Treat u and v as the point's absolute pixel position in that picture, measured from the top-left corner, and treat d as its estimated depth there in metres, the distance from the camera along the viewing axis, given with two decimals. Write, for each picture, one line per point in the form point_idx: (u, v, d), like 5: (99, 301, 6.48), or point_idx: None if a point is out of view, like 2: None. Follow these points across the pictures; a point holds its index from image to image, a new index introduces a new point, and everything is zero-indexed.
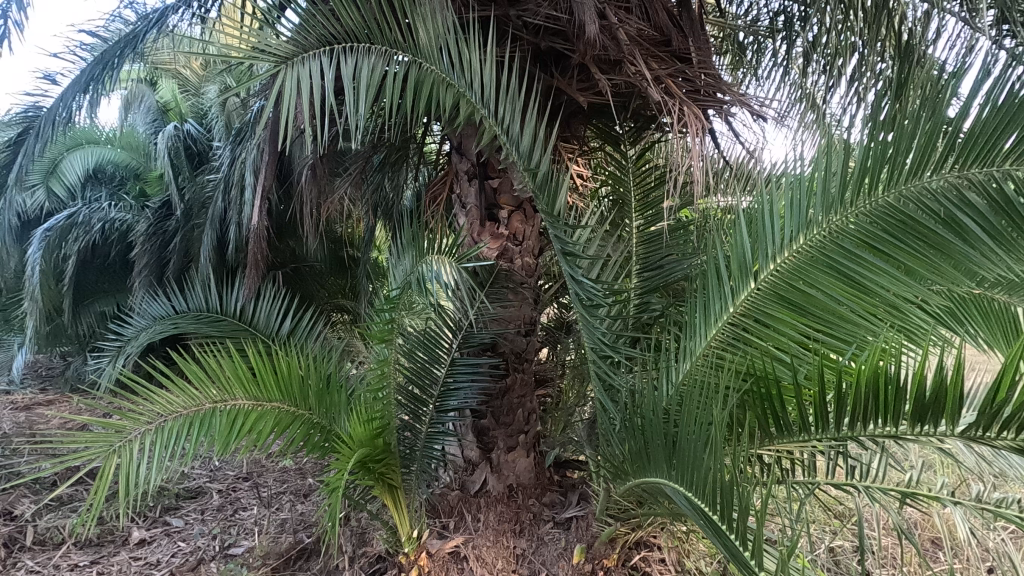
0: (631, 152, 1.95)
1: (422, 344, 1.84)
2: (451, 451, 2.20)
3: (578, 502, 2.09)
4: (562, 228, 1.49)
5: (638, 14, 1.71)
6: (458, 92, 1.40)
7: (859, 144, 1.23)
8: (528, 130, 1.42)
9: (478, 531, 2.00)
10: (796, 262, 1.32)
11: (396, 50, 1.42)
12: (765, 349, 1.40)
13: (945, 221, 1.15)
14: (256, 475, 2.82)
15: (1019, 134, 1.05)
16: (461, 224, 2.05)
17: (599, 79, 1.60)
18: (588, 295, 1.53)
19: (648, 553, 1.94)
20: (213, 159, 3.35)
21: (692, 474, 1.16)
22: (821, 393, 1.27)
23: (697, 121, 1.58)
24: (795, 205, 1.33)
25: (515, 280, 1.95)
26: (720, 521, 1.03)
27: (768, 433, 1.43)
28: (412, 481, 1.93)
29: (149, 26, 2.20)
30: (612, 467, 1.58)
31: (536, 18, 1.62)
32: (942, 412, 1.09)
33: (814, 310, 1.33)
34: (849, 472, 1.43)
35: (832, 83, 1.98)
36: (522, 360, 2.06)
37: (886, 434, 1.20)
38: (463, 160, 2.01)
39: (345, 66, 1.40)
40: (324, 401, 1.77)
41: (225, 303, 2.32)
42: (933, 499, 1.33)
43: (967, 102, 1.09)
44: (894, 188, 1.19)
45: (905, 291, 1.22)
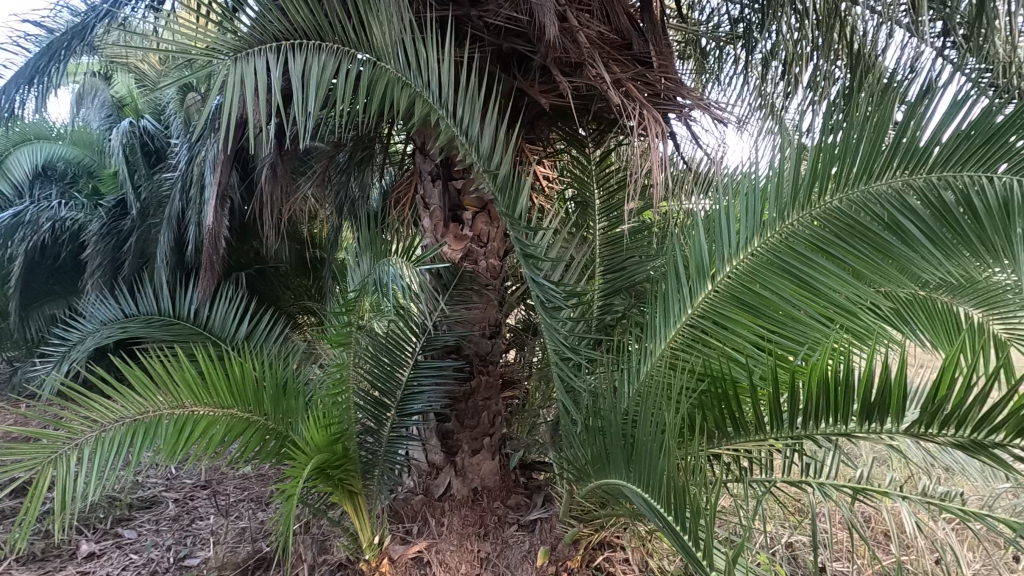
0: (594, 155, 1.97)
1: (385, 348, 1.82)
2: (415, 455, 2.17)
3: (543, 503, 2.08)
4: (523, 231, 1.48)
5: (599, 18, 1.73)
6: (415, 92, 1.38)
7: (810, 148, 1.25)
8: (488, 131, 1.41)
9: (442, 535, 1.99)
10: (750, 265, 1.34)
11: (349, 49, 1.39)
12: (722, 351, 1.42)
13: (888, 226, 1.19)
14: (215, 482, 2.74)
15: (952, 135, 1.10)
16: (425, 225, 2.03)
17: (560, 81, 1.60)
18: (549, 299, 1.53)
19: (612, 553, 1.94)
20: (171, 157, 3.25)
21: (649, 476, 1.17)
22: (775, 393, 1.29)
23: (657, 125, 1.58)
24: (750, 209, 1.35)
25: (480, 282, 1.90)
26: (675, 522, 1.04)
27: (725, 433, 1.44)
28: (374, 487, 1.90)
29: (98, 18, 2.11)
30: (575, 469, 1.58)
31: (496, 19, 1.62)
32: (888, 410, 1.13)
33: (768, 311, 1.35)
34: (803, 469, 1.46)
35: (789, 91, 2.03)
36: (487, 362, 2.05)
37: (836, 433, 1.23)
38: (427, 160, 2.00)
39: (295, 64, 1.36)
40: (280, 406, 1.73)
41: (180, 306, 2.25)
42: (883, 494, 1.35)
43: (913, 105, 1.13)
44: (842, 193, 1.22)
45: (853, 293, 1.25)
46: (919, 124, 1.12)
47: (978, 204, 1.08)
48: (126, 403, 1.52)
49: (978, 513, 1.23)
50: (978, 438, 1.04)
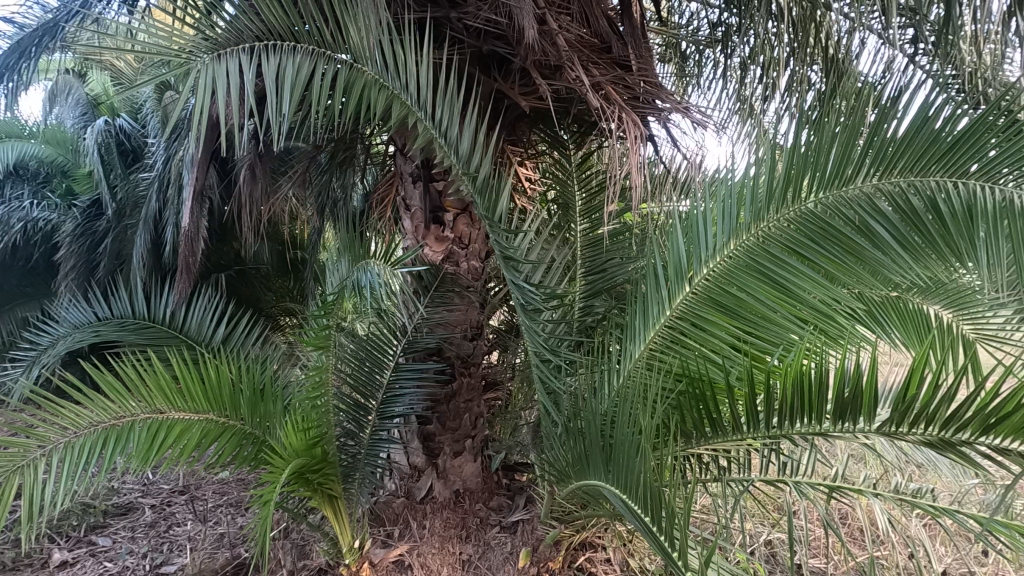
0: (575, 156, 1.97)
1: (365, 351, 1.81)
2: (397, 457, 2.16)
3: (525, 504, 2.09)
4: (503, 233, 1.48)
5: (579, 21, 1.73)
6: (392, 94, 1.37)
7: (785, 151, 1.27)
8: (467, 132, 1.41)
9: (423, 538, 1.98)
10: (727, 267, 1.36)
11: (325, 50, 1.38)
12: (700, 352, 1.43)
13: (859, 229, 1.21)
14: (193, 487, 2.70)
15: (919, 140, 1.13)
16: (406, 226, 2.03)
17: (539, 84, 1.60)
18: (528, 301, 1.54)
19: (593, 554, 1.95)
20: (147, 157, 3.19)
21: (626, 478, 1.17)
22: (751, 394, 1.31)
23: (636, 127, 1.59)
24: (726, 212, 1.37)
25: (461, 283, 1.91)
26: (652, 522, 1.05)
27: (703, 433, 1.46)
28: (353, 491, 1.89)
29: (69, 15, 2.07)
30: (556, 471, 1.59)
31: (476, 21, 1.62)
32: (860, 409, 1.15)
33: (744, 313, 1.37)
34: (780, 468, 1.48)
35: (767, 94, 2.05)
36: (468, 364, 2.04)
37: (811, 432, 1.25)
38: (407, 161, 2.00)
39: (269, 65, 1.35)
40: (257, 410, 1.71)
41: (155, 309, 2.22)
42: (857, 492, 1.36)
43: (885, 111, 1.15)
44: (815, 197, 1.25)
45: (825, 295, 1.28)
46: (889, 128, 1.15)
47: (943, 207, 1.11)
48: (97, 409, 1.50)
49: (947, 509, 1.25)
50: (945, 435, 1.07)
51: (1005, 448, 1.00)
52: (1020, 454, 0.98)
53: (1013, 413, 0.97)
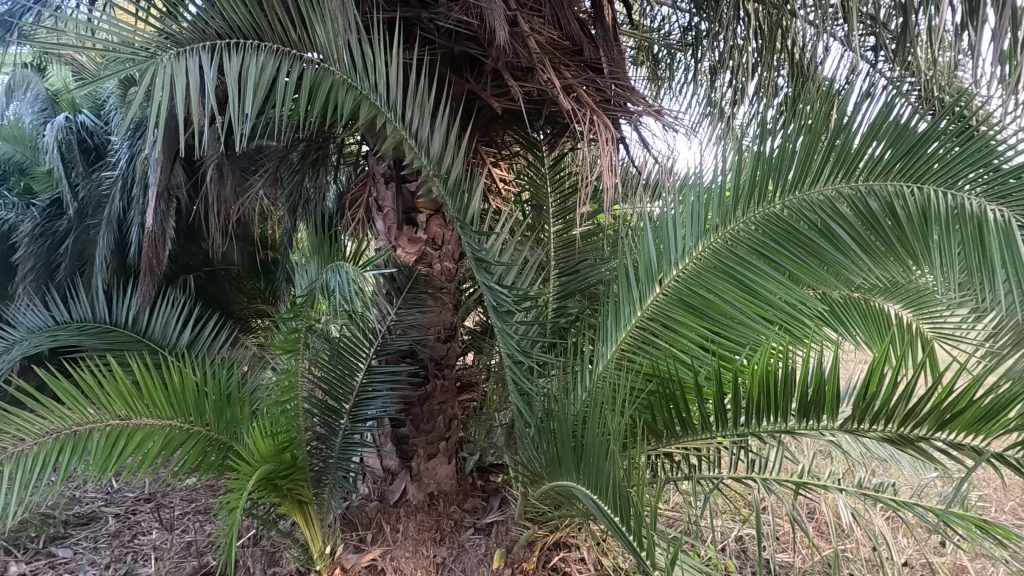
0: (547, 158, 1.97)
1: (337, 353, 1.80)
2: (370, 461, 2.15)
3: (500, 506, 2.07)
4: (475, 234, 1.48)
5: (551, 23, 1.73)
6: (361, 95, 1.37)
7: (751, 154, 1.30)
8: (438, 133, 1.41)
9: (397, 542, 1.97)
10: (695, 268, 1.38)
11: (289, 49, 1.36)
12: (669, 352, 1.45)
13: (821, 231, 1.24)
14: (160, 495, 2.63)
15: (881, 144, 1.16)
16: (379, 227, 2.01)
17: (511, 86, 1.60)
18: (499, 302, 1.55)
19: (567, 553, 1.95)
20: (110, 155, 3.09)
21: (596, 478, 1.18)
22: (719, 393, 1.33)
23: (607, 130, 1.60)
24: (694, 215, 1.39)
25: (434, 286, 1.90)
26: (622, 522, 1.06)
27: (674, 432, 1.48)
28: (325, 497, 1.89)
29: (24, 7, 1.99)
30: (529, 472, 1.59)
31: (447, 22, 1.61)
32: (824, 407, 1.19)
33: (712, 313, 1.39)
34: (748, 466, 1.50)
35: (736, 99, 2.09)
36: (442, 366, 2.02)
37: (777, 430, 1.27)
38: (380, 162, 1.98)
39: (232, 63, 1.32)
40: (223, 415, 1.67)
41: (116, 313, 2.17)
42: (821, 488, 1.39)
43: (850, 116, 1.17)
44: (780, 200, 1.27)
45: (790, 295, 1.30)
46: (851, 133, 1.17)
47: (900, 210, 1.14)
48: (54, 417, 1.45)
49: (907, 503, 1.29)
50: (903, 431, 1.10)
51: (958, 442, 1.04)
52: (973, 448, 1.03)
53: (966, 409, 1.01)
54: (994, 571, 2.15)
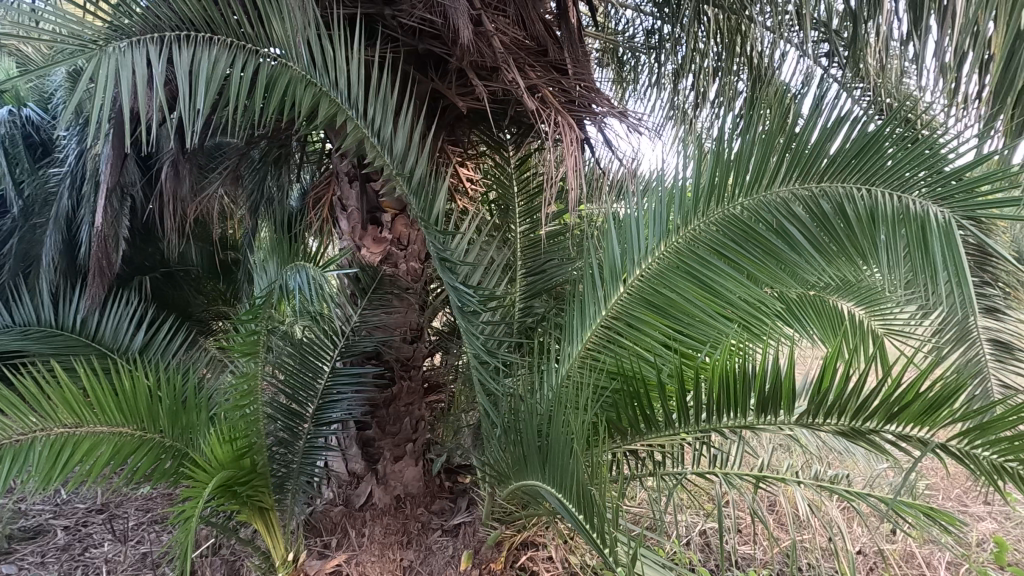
0: (513, 158, 1.97)
1: (299, 355, 1.77)
2: (335, 465, 2.11)
3: (468, 507, 2.06)
4: (439, 234, 1.47)
5: (515, 23, 1.74)
6: (320, 91, 1.34)
7: (711, 157, 1.32)
8: (401, 131, 1.39)
9: (361, 547, 1.97)
10: (657, 267, 1.40)
11: (243, 43, 1.33)
12: (633, 350, 1.47)
13: (776, 231, 1.27)
14: (113, 505, 2.52)
15: (834, 147, 1.19)
16: (343, 227, 1.98)
17: (475, 85, 1.59)
18: (464, 302, 1.55)
19: (535, 553, 1.96)
20: (58, 151, 2.95)
21: (561, 477, 1.19)
22: (681, 391, 1.35)
23: (572, 130, 1.61)
24: (657, 216, 1.41)
25: (400, 286, 1.88)
26: (585, 521, 1.06)
27: (639, 429, 1.50)
28: (287, 503, 1.85)
29: None
30: (496, 472, 1.59)
31: (410, 20, 1.60)
32: (780, 402, 1.22)
33: (674, 311, 1.42)
34: (711, 461, 1.53)
35: (698, 102, 2.13)
36: (408, 367, 1.99)
37: (736, 425, 1.31)
38: (343, 160, 1.95)
39: (182, 56, 1.28)
40: (179, 421, 1.62)
41: (63, 316, 2.08)
42: (781, 481, 1.42)
43: (806, 120, 1.21)
44: (738, 201, 1.30)
45: (748, 293, 1.34)
46: (806, 136, 1.21)
47: (850, 211, 1.18)
48: None
49: (860, 494, 1.32)
50: (855, 424, 1.14)
51: (906, 433, 1.09)
52: (920, 439, 1.07)
53: (913, 402, 1.06)
54: (941, 556, 2.25)
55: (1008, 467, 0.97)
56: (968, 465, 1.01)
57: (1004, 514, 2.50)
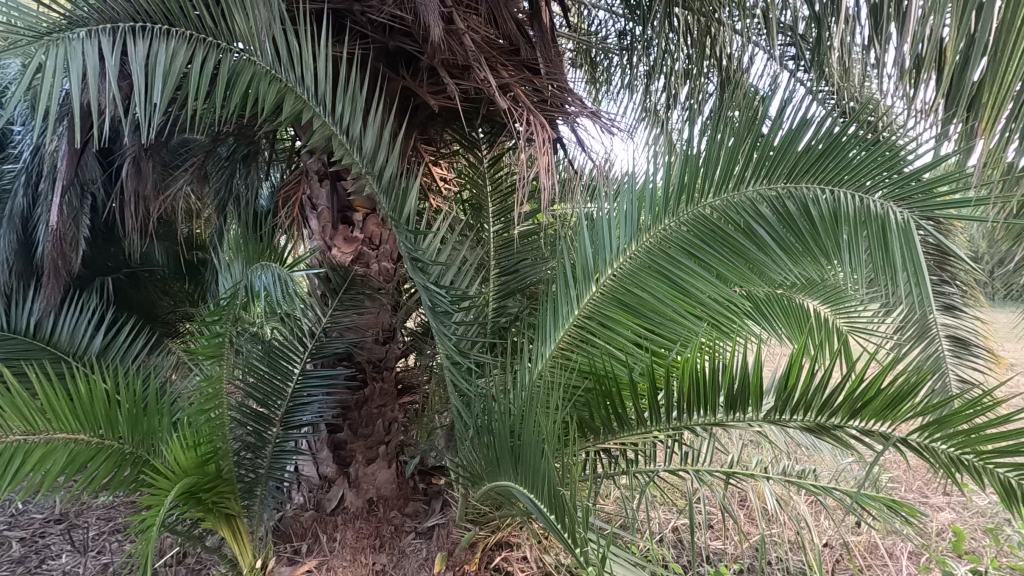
0: (486, 157, 1.96)
1: (267, 357, 1.73)
2: (305, 469, 2.07)
3: (442, 508, 2.04)
4: (410, 233, 1.45)
5: (487, 21, 1.73)
6: (284, 87, 1.31)
7: (680, 158, 1.34)
8: (370, 128, 1.36)
9: (333, 552, 1.93)
10: (629, 267, 1.41)
11: (202, 36, 1.30)
12: (606, 349, 1.48)
13: (744, 231, 1.29)
14: (72, 515, 2.43)
15: (798, 149, 1.22)
16: (313, 227, 1.94)
17: (446, 83, 1.58)
18: (436, 302, 1.54)
19: (509, 553, 1.95)
20: (14, 147, 2.83)
21: (533, 478, 1.18)
22: (653, 389, 1.36)
23: (544, 130, 1.60)
24: (628, 215, 1.42)
25: (372, 286, 1.85)
26: (557, 521, 1.06)
27: (612, 428, 1.50)
28: (255, 509, 1.82)
29: None
30: (469, 474, 1.58)
31: (380, 16, 1.58)
32: (749, 400, 1.24)
33: (645, 311, 1.43)
34: (683, 458, 1.54)
35: (670, 103, 2.16)
36: (380, 368, 1.97)
37: (706, 423, 1.32)
38: (313, 159, 1.91)
39: (137, 48, 1.24)
40: (139, 427, 1.58)
41: (16, 319, 2.01)
42: (750, 477, 1.45)
43: (772, 122, 1.22)
44: (707, 201, 1.32)
45: (716, 292, 1.36)
46: (771, 138, 1.23)
47: (814, 212, 1.21)
48: None
49: (826, 487, 1.35)
50: (820, 420, 1.17)
51: (869, 428, 1.11)
52: (882, 434, 1.09)
53: (875, 398, 1.08)
54: (903, 546, 2.32)
55: (964, 460, 1.00)
56: (926, 458, 1.04)
57: (962, 503, 2.59)
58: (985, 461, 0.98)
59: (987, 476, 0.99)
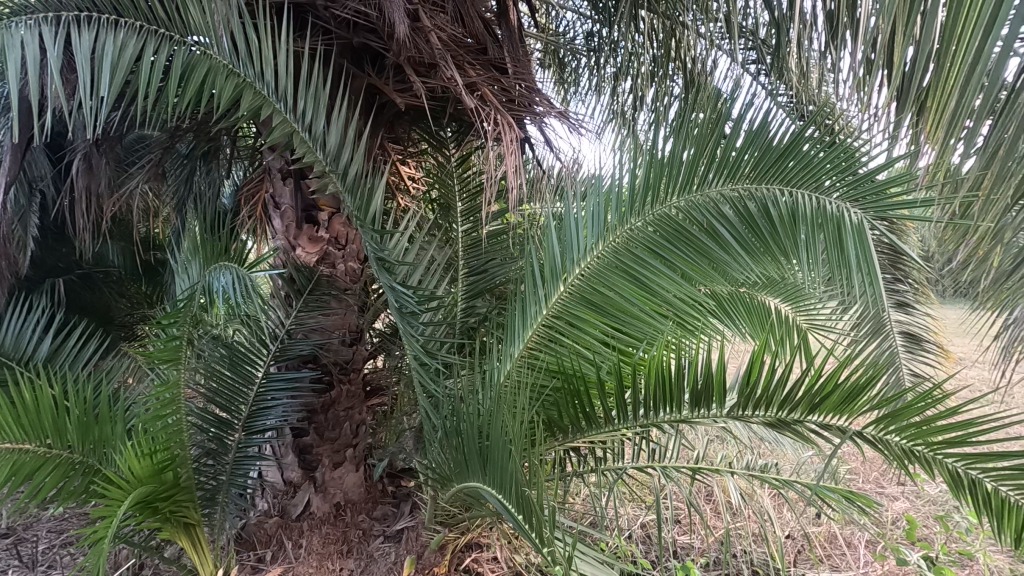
0: (454, 156, 1.94)
1: (228, 360, 1.68)
2: (270, 474, 2.02)
3: (411, 511, 2.02)
4: (376, 233, 1.42)
5: (454, 19, 1.71)
6: (243, 82, 1.27)
7: (645, 159, 1.35)
8: (334, 125, 1.33)
9: (299, 559, 1.88)
10: (596, 267, 1.42)
11: (152, 27, 1.26)
12: (574, 349, 1.48)
13: (707, 231, 1.32)
14: (19, 529, 2.31)
15: (756, 150, 1.25)
16: (276, 226, 1.89)
17: (413, 81, 1.56)
18: (402, 302, 1.52)
19: (479, 554, 1.95)
20: None
21: (501, 478, 1.18)
22: (620, 388, 1.37)
23: (512, 129, 1.60)
24: (595, 215, 1.43)
25: (338, 287, 1.81)
26: (525, 521, 1.06)
27: (580, 426, 1.51)
28: (216, 517, 1.76)
29: None
30: (437, 476, 1.56)
31: (344, 12, 1.55)
32: (712, 397, 1.26)
33: (612, 310, 1.44)
34: (650, 455, 1.55)
35: (636, 104, 2.18)
36: (347, 370, 1.93)
37: (672, 420, 1.34)
38: (276, 157, 1.87)
39: (82, 39, 1.20)
40: (89, 436, 1.52)
41: None
42: (715, 472, 1.47)
43: (735, 123, 1.24)
44: (672, 201, 1.34)
45: (681, 291, 1.38)
46: (734, 140, 1.25)
47: (773, 212, 1.24)
48: None
49: (788, 481, 1.39)
50: (781, 415, 1.19)
51: (828, 423, 1.14)
52: (839, 428, 1.12)
53: (832, 392, 1.11)
54: (861, 536, 2.40)
55: (915, 451, 1.04)
56: (881, 450, 1.07)
57: (915, 493, 2.69)
58: (935, 452, 1.02)
59: (936, 466, 1.03)
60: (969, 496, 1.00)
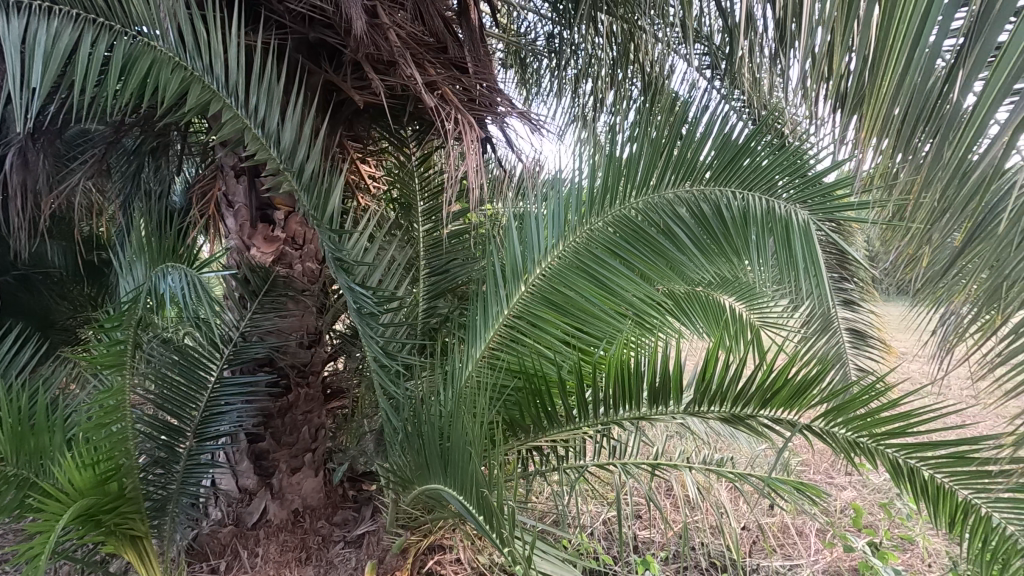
0: (415, 156, 1.92)
1: (178, 365, 1.62)
2: (224, 482, 1.97)
3: (371, 515, 1.99)
4: (334, 232, 1.39)
5: (414, 17, 1.69)
6: (190, 75, 1.23)
7: (605, 160, 1.36)
8: (289, 122, 1.30)
9: (255, 567, 1.84)
10: (557, 267, 1.43)
11: (89, 16, 1.20)
12: (535, 349, 1.49)
13: (664, 232, 1.34)
14: None
15: (711, 153, 1.28)
16: (229, 226, 1.83)
17: (372, 79, 1.53)
18: (361, 303, 1.49)
19: (442, 556, 1.93)
20: None
21: (462, 479, 1.17)
22: (581, 387, 1.39)
23: (472, 129, 1.59)
24: (555, 216, 1.43)
25: (295, 288, 1.77)
26: (485, 522, 1.05)
27: (542, 425, 1.52)
28: (166, 528, 1.70)
29: None
30: (398, 478, 1.54)
31: (299, 6, 1.51)
32: (669, 394, 1.29)
33: (572, 309, 1.45)
34: (611, 452, 1.57)
35: (596, 105, 2.21)
36: (306, 373, 1.89)
37: (631, 416, 1.36)
38: (229, 154, 1.81)
39: (11, 27, 1.15)
40: (25, 447, 1.44)
41: None
42: (673, 468, 1.50)
43: (691, 127, 1.27)
44: (630, 203, 1.36)
45: (639, 291, 1.40)
46: (690, 143, 1.28)
47: (726, 213, 1.28)
48: None
49: (743, 474, 1.43)
50: (735, 411, 1.23)
51: (779, 417, 1.18)
52: (789, 421, 1.17)
53: (782, 387, 1.15)
54: (812, 525, 2.50)
55: (860, 443, 1.09)
56: (829, 443, 1.12)
57: (861, 482, 2.82)
58: (878, 443, 1.07)
59: (879, 456, 1.08)
60: (908, 483, 1.06)
